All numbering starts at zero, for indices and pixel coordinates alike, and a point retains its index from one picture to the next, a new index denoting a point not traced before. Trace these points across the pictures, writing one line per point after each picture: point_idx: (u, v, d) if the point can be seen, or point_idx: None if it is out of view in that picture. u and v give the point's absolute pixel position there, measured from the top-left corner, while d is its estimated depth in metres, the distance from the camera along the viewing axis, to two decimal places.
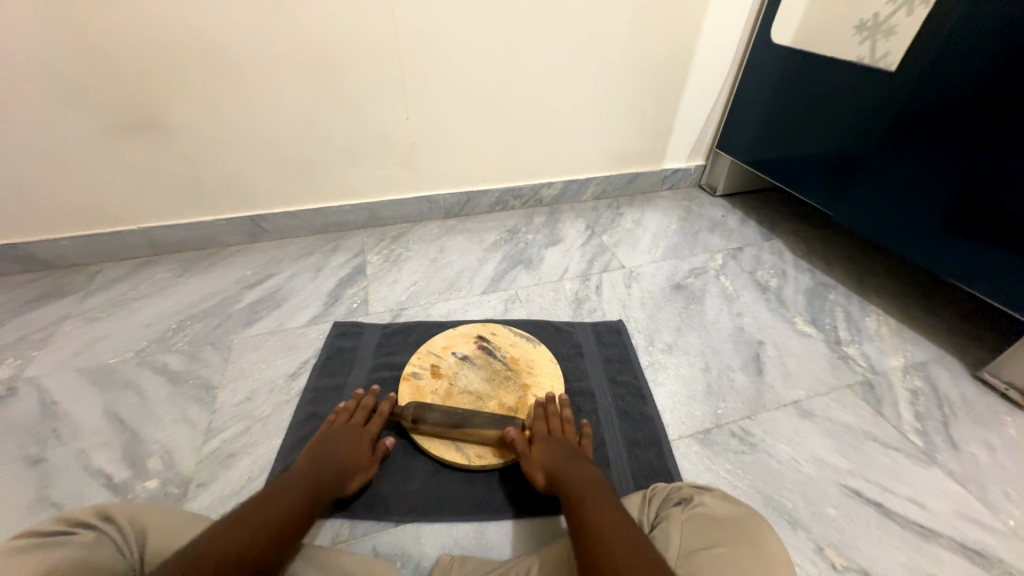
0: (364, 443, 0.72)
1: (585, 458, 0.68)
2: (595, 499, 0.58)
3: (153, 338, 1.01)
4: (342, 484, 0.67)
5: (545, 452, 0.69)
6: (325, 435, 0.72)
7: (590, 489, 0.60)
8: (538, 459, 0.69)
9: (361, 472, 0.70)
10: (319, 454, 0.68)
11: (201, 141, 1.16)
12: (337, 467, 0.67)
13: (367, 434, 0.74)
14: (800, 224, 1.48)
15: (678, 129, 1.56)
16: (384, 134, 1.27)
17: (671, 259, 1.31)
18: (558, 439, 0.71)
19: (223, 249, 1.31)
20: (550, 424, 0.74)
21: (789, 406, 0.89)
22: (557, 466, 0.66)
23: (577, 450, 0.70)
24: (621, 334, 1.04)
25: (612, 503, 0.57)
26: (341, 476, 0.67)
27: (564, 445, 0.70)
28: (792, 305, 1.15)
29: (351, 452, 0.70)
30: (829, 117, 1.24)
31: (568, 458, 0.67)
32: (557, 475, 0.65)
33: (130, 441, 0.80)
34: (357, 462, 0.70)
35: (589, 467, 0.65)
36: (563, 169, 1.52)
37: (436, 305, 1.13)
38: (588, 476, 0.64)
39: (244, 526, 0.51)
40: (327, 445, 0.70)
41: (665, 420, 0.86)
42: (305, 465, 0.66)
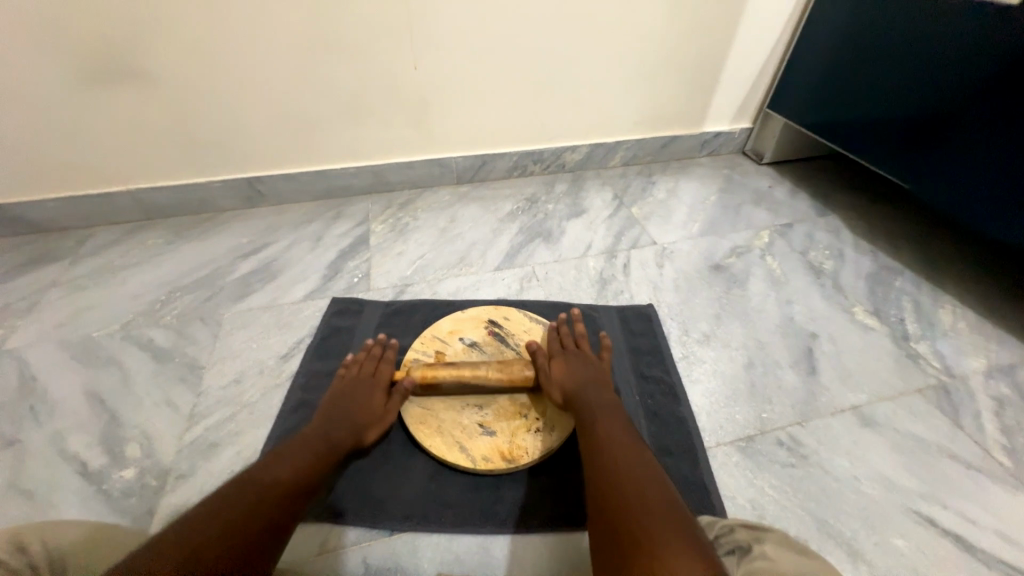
0: (378, 395, 0.69)
1: (600, 377, 0.70)
2: (611, 434, 0.58)
3: (139, 310, 0.93)
4: (358, 437, 0.63)
5: (565, 366, 0.70)
6: (338, 389, 0.69)
7: (607, 423, 0.60)
8: (559, 371, 0.70)
9: (378, 423, 0.66)
10: (332, 410, 0.65)
11: (188, 93, 1.04)
12: (350, 421, 0.64)
13: (380, 385, 0.70)
14: (860, 197, 1.30)
15: (724, 85, 1.36)
16: (389, 87, 1.13)
17: (709, 236, 1.16)
18: (576, 357, 0.72)
19: (219, 214, 1.22)
20: (566, 343, 0.76)
21: (848, 412, 0.77)
22: (576, 380, 0.68)
23: (595, 364, 0.71)
24: (651, 320, 0.91)
25: (628, 441, 0.57)
26: (356, 430, 0.63)
27: (581, 360, 0.72)
28: (851, 292, 1.00)
29: (364, 405, 0.66)
30: (916, 70, 1.03)
31: (587, 374, 0.69)
32: (576, 393, 0.66)
33: (110, 424, 0.74)
34: (372, 415, 0.66)
35: (606, 397, 0.65)
36: (591, 130, 1.35)
37: (445, 281, 1.02)
38: (606, 402, 0.64)
39: (246, 489, 0.50)
40: (338, 399, 0.67)
41: (701, 423, 0.75)
42: (318, 422, 0.63)
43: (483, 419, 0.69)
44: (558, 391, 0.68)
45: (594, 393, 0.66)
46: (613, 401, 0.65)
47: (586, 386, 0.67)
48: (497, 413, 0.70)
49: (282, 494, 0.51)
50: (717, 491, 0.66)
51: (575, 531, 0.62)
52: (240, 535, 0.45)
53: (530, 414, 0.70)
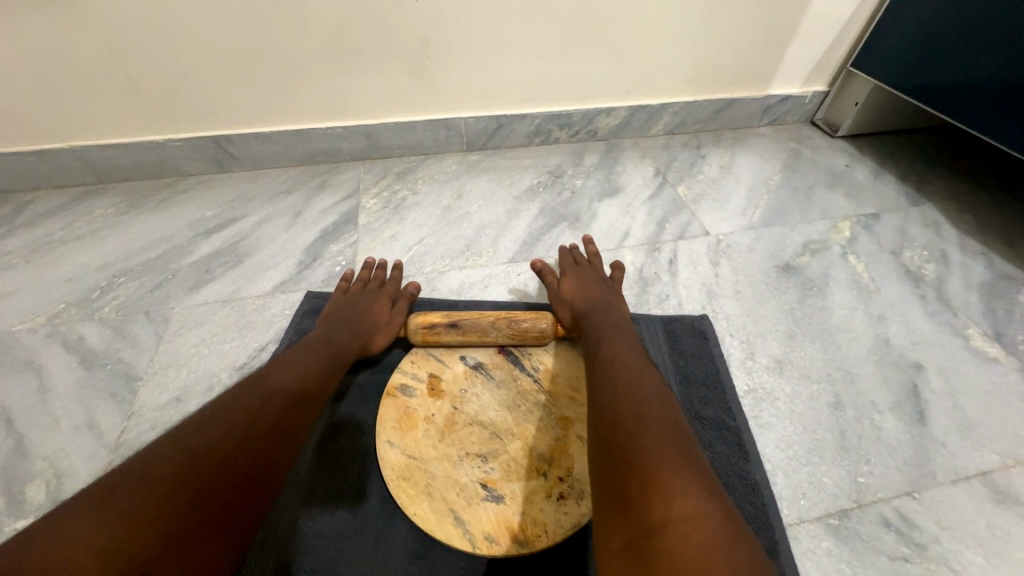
0: (382, 303, 0.66)
1: (608, 287, 0.67)
2: (617, 353, 0.53)
3: (73, 299, 0.77)
4: (365, 341, 0.61)
5: (574, 282, 0.69)
6: (340, 298, 0.66)
7: (615, 342, 0.55)
8: (567, 287, 0.68)
9: (386, 329, 0.64)
10: (335, 314, 0.62)
11: (125, 26, 0.82)
12: (356, 325, 0.61)
13: (385, 295, 0.68)
14: (963, 183, 1.05)
15: (802, 35, 1.08)
16: (382, 22, 0.89)
17: (774, 227, 0.94)
18: (587, 275, 0.70)
19: (184, 179, 1.03)
20: (576, 261, 0.74)
21: (975, 480, 0.58)
22: (581, 295, 0.66)
23: (607, 282, 0.69)
24: (706, 338, 0.71)
25: (637, 360, 0.52)
26: (364, 333, 0.61)
27: (592, 277, 0.69)
28: (961, 309, 0.79)
29: (370, 311, 0.64)
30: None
31: (597, 290, 0.66)
32: (585, 307, 0.63)
33: (13, 454, 0.58)
34: (379, 320, 0.64)
35: (616, 314, 0.61)
36: (630, 88, 1.10)
37: (446, 274, 0.82)
38: (616, 315, 0.61)
39: (251, 394, 0.45)
40: (342, 306, 0.64)
41: (776, 488, 0.56)
42: (322, 325, 0.60)
43: (487, 477, 0.52)
44: (567, 311, 0.65)
45: (602, 307, 0.63)
46: (622, 315, 0.61)
47: (595, 300, 0.64)
48: (506, 469, 0.52)
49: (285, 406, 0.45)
50: None
51: None
52: (243, 448, 0.40)
53: (551, 473, 0.52)
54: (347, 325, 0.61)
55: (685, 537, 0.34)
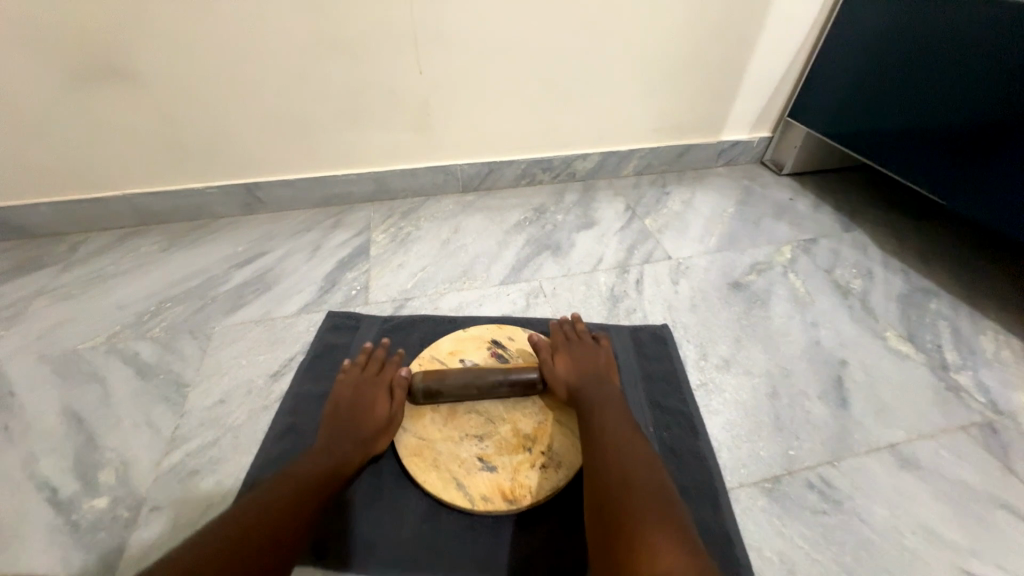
0: (381, 397, 0.66)
1: (604, 370, 0.70)
2: (611, 427, 0.60)
3: (126, 322, 0.89)
4: (366, 446, 0.61)
5: (567, 359, 0.71)
6: (341, 396, 0.66)
7: (607, 418, 0.61)
8: (561, 365, 0.70)
9: (384, 427, 0.64)
10: (335, 418, 0.63)
11: (181, 96, 1.01)
12: (359, 432, 0.62)
13: (384, 385, 0.68)
14: (888, 212, 1.22)
15: (742, 92, 1.29)
16: (392, 90, 1.08)
17: (727, 251, 1.09)
18: (580, 351, 0.72)
19: (216, 220, 1.18)
20: (567, 337, 0.76)
21: (885, 451, 0.70)
22: (577, 374, 0.68)
23: (600, 358, 0.72)
24: (666, 343, 0.85)
25: (627, 434, 0.59)
26: (362, 438, 0.61)
27: (586, 353, 0.72)
28: (881, 315, 0.93)
29: (367, 410, 0.64)
30: (965, 77, 0.94)
31: (591, 368, 0.69)
32: (582, 388, 0.66)
33: (85, 448, 0.69)
34: (377, 419, 0.63)
35: (609, 394, 0.65)
36: (602, 137, 1.29)
37: (446, 296, 0.97)
38: (609, 396, 0.65)
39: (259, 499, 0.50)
40: (343, 409, 0.64)
41: (721, 460, 0.68)
42: (324, 435, 0.61)
43: (483, 452, 0.64)
44: (562, 388, 0.67)
45: (597, 388, 0.66)
46: (614, 394, 0.66)
47: (590, 380, 0.67)
48: (498, 445, 0.64)
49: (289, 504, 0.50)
50: (741, 541, 0.60)
51: None
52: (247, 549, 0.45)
53: (535, 448, 0.64)
54: (346, 432, 0.61)
55: None
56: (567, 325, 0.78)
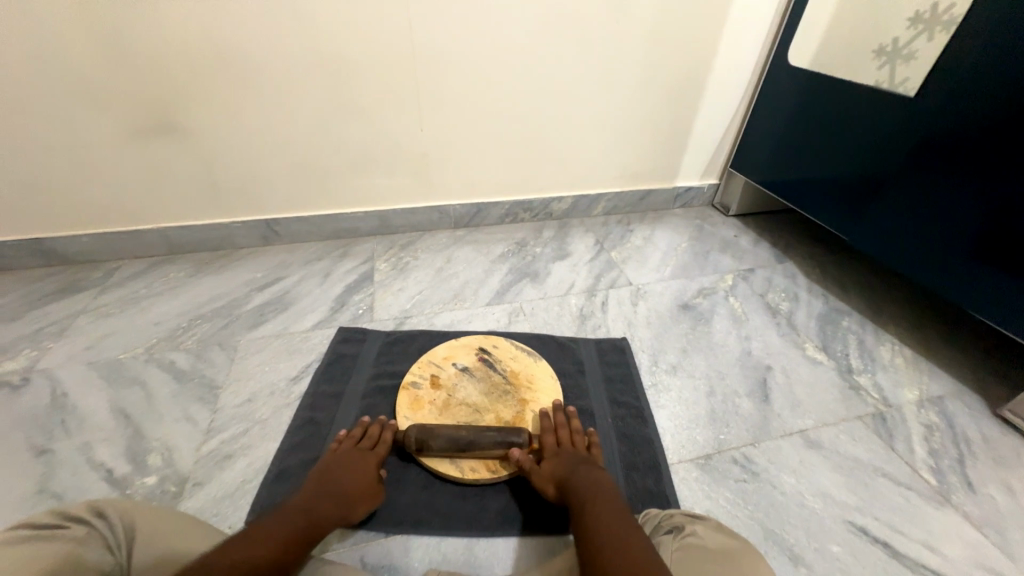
0: (371, 469, 0.71)
1: (592, 464, 0.69)
2: (600, 504, 0.60)
3: (163, 335, 1.03)
4: (347, 512, 0.66)
5: (552, 463, 0.71)
6: (333, 459, 0.71)
7: (596, 498, 0.62)
8: (547, 472, 0.70)
9: (366, 500, 0.68)
10: (324, 482, 0.67)
11: (220, 147, 1.20)
12: (345, 495, 0.66)
13: (376, 458, 0.73)
14: (814, 247, 1.45)
15: (690, 148, 1.55)
16: (397, 145, 1.30)
17: (678, 278, 1.30)
18: (568, 451, 0.73)
19: (236, 251, 1.34)
20: (558, 437, 0.76)
21: (796, 434, 0.87)
22: (564, 473, 0.68)
23: (586, 456, 0.72)
24: (625, 353, 1.02)
25: (618, 509, 0.59)
26: (346, 505, 0.65)
27: (575, 452, 0.72)
28: (802, 330, 1.13)
29: (358, 478, 0.68)
30: (853, 142, 1.20)
31: (577, 464, 0.69)
32: (565, 483, 0.67)
33: (133, 438, 0.81)
34: (364, 489, 0.68)
35: (605, 494, 0.63)
36: (574, 183, 1.52)
37: (440, 315, 1.13)
38: (595, 487, 0.64)
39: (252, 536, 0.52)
40: (335, 469, 0.69)
41: (665, 443, 0.84)
42: (312, 490, 0.65)
43: None
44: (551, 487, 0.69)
45: (583, 479, 0.66)
46: (608, 491, 0.63)
47: (575, 472, 0.68)
48: None
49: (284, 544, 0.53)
50: (677, 502, 0.75)
51: (547, 533, 0.70)
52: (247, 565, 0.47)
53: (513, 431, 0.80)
54: (335, 495, 0.65)
55: None
56: (561, 423, 0.78)
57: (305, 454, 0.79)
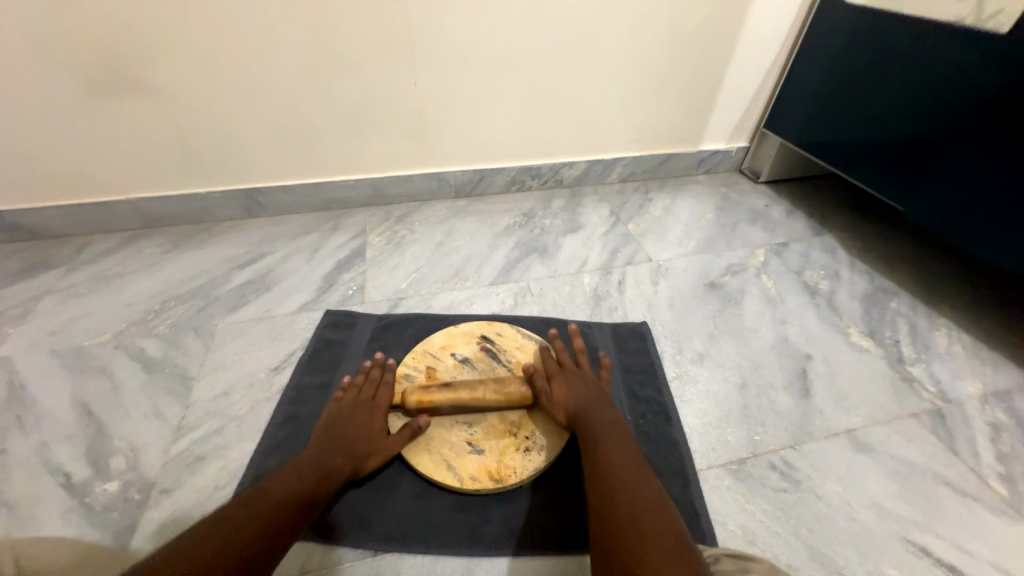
0: (377, 423, 0.67)
1: (601, 391, 0.70)
2: (612, 447, 0.59)
3: (133, 320, 0.93)
4: (357, 466, 0.63)
5: (565, 388, 0.69)
6: (334, 413, 0.67)
7: (608, 438, 0.61)
8: (559, 395, 0.69)
9: (378, 451, 0.65)
10: (329, 435, 0.64)
11: (186, 106, 1.05)
12: (352, 450, 0.63)
13: (380, 411, 0.69)
14: (856, 218, 1.30)
15: (719, 106, 1.37)
16: (389, 103, 1.14)
17: (704, 254, 1.16)
18: (574, 372, 0.72)
19: (217, 224, 1.22)
20: (561, 359, 0.75)
21: (842, 436, 0.76)
22: (576, 398, 0.68)
23: (595, 382, 0.71)
24: (645, 339, 0.91)
25: (629, 455, 0.59)
26: (354, 457, 0.63)
27: (583, 376, 0.72)
28: (845, 313, 1.00)
29: (363, 432, 0.65)
30: (916, 94, 1.02)
31: (590, 393, 0.69)
32: (580, 412, 0.66)
33: (96, 438, 0.73)
34: (370, 443, 0.65)
35: (618, 435, 0.62)
36: (587, 148, 1.36)
37: (439, 295, 1.02)
38: (610, 424, 0.64)
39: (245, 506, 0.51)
40: (338, 424, 0.66)
41: (692, 444, 0.74)
42: (315, 446, 0.62)
43: (471, 436, 0.69)
44: (562, 411, 0.67)
45: (597, 414, 0.65)
46: (621, 431, 0.63)
47: (590, 404, 0.67)
48: (486, 430, 0.69)
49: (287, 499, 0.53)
50: (708, 516, 0.65)
51: (558, 554, 0.61)
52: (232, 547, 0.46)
53: (520, 433, 0.69)
54: (340, 450, 0.62)
55: None
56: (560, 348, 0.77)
57: (286, 456, 0.70)
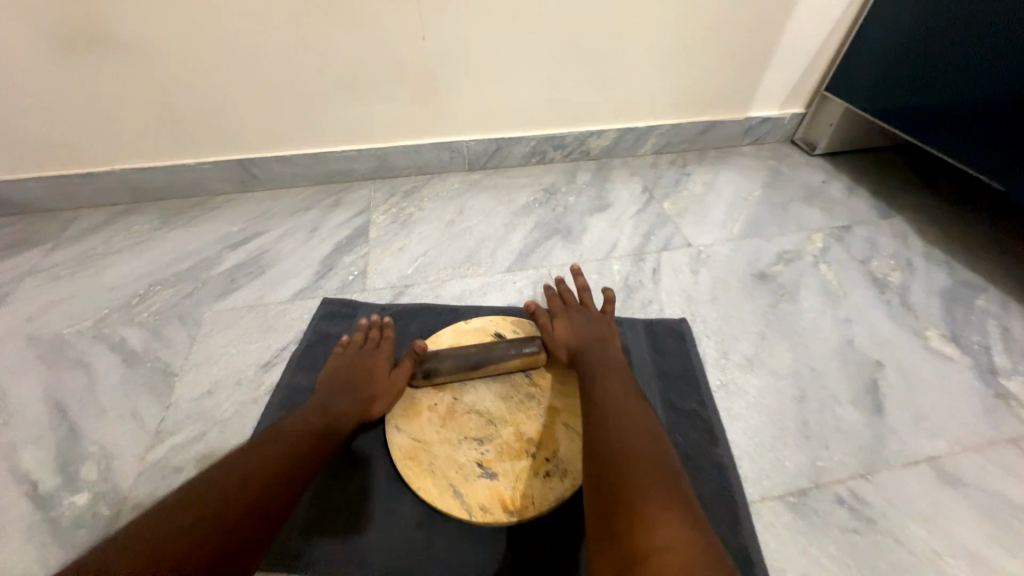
0: (381, 367, 0.65)
1: (605, 329, 0.69)
2: (609, 389, 0.58)
3: (115, 305, 0.85)
4: (364, 409, 0.61)
5: (567, 327, 0.69)
6: (336, 364, 0.66)
7: (607, 378, 0.60)
8: (560, 332, 0.69)
9: (385, 394, 0.62)
10: (332, 384, 0.62)
11: (165, 65, 0.93)
12: (357, 394, 0.61)
13: (383, 356, 0.67)
14: (930, 198, 1.12)
15: (774, 64, 1.18)
16: (394, 61, 1.00)
17: (751, 238, 1.01)
18: (578, 312, 0.72)
19: (210, 198, 1.12)
20: (567, 301, 0.74)
21: (924, 464, 0.64)
22: (578, 337, 0.68)
23: (601, 321, 0.70)
24: (684, 340, 0.78)
25: (628, 395, 0.58)
26: (361, 402, 0.61)
27: (585, 314, 0.72)
28: (922, 312, 0.85)
29: (367, 377, 0.63)
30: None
31: (592, 330, 0.68)
32: (580, 350, 0.66)
33: (67, 441, 0.66)
34: (375, 386, 0.62)
35: (618, 376, 0.61)
36: (618, 113, 1.20)
37: (449, 283, 0.91)
38: (609, 361, 0.63)
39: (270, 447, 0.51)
40: (341, 372, 0.64)
41: (742, 470, 0.63)
42: (319, 395, 0.61)
43: (483, 457, 0.60)
44: (563, 350, 0.67)
45: (598, 350, 0.65)
46: (621, 372, 0.62)
47: (590, 341, 0.66)
48: (499, 451, 0.60)
49: (294, 457, 0.51)
50: (763, 562, 0.55)
51: None
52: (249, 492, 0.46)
53: (539, 454, 0.60)
54: (344, 395, 0.61)
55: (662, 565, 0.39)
56: (564, 288, 0.77)
57: None
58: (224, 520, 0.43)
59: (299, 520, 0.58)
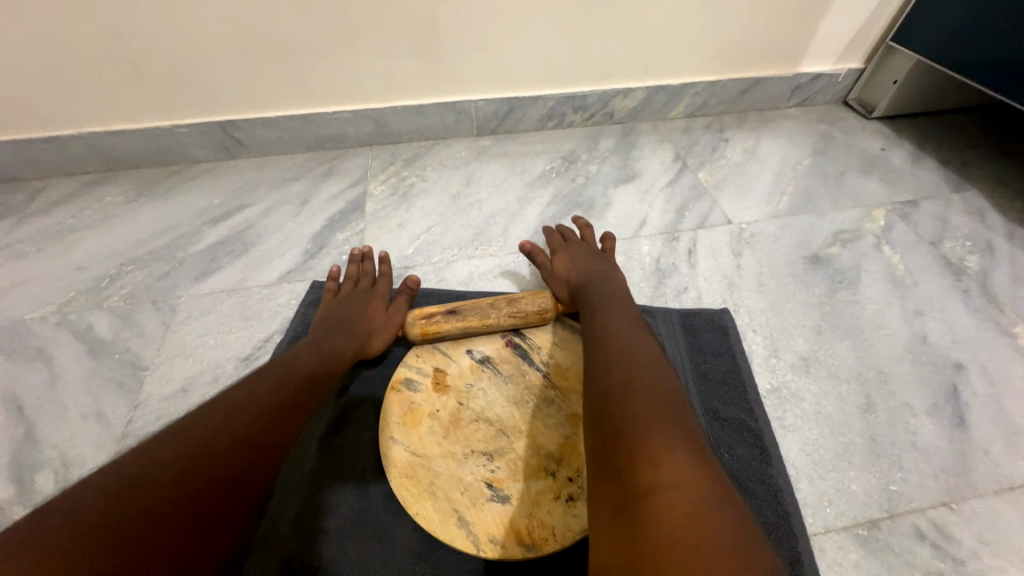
0: (378, 305, 0.64)
1: (606, 263, 0.67)
2: (611, 320, 0.54)
3: (82, 288, 0.76)
4: (362, 344, 0.59)
5: (567, 263, 0.68)
6: (331, 301, 0.64)
7: (608, 309, 0.56)
8: (560, 269, 0.67)
9: (382, 331, 0.62)
10: (327, 319, 0.60)
11: (121, 7, 0.79)
12: (354, 328, 0.60)
13: (378, 295, 0.66)
14: (1010, 169, 0.97)
15: (837, 8, 1.00)
16: (390, 4, 0.85)
17: (802, 215, 0.88)
18: (579, 250, 0.70)
19: (191, 166, 1.01)
20: (567, 240, 0.73)
21: (1020, 492, 0.54)
22: (578, 271, 0.66)
23: (602, 257, 0.68)
24: (727, 334, 0.67)
25: (631, 323, 0.53)
26: (359, 336, 0.59)
27: (585, 251, 0.69)
28: (1008, 305, 0.73)
29: (363, 314, 0.62)
30: None
31: (592, 265, 0.66)
32: (580, 284, 0.63)
33: (24, 446, 0.58)
34: (373, 323, 0.61)
35: (620, 305, 0.57)
36: (649, 69, 1.04)
37: (454, 264, 0.80)
38: (612, 291, 0.60)
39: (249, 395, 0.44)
40: (336, 308, 0.62)
41: (800, 495, 0.53)
42: (315, 327, 0.59)
43: (493, 476, 0.51)
44: (563, 286, 0.65)
45: (599, 282, 0.62)
46: (624, 302, 0.58)
47: (591, 275, 0.64)
48: (512, 469, 0.51)
49: (258, 420, 0.43)
50: None
51: None
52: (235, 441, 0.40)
53: (560, 473, 0.51)
54: (341, 326, 0.59)
55: (670, 503, 0.34)
56: (565, 230, 0.75)
57: None
58: (209, 473, 0.37)
59: (283, 521, 0.53)
